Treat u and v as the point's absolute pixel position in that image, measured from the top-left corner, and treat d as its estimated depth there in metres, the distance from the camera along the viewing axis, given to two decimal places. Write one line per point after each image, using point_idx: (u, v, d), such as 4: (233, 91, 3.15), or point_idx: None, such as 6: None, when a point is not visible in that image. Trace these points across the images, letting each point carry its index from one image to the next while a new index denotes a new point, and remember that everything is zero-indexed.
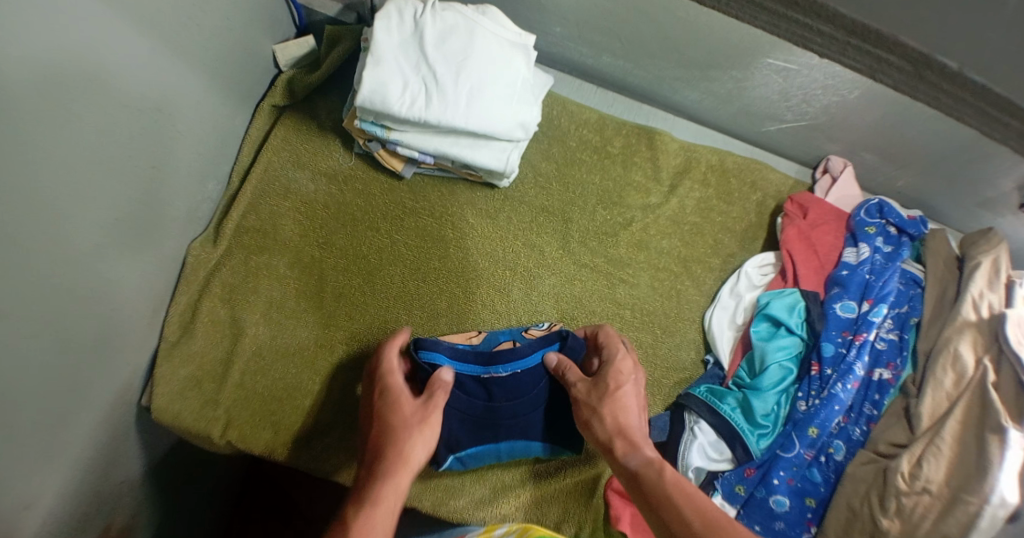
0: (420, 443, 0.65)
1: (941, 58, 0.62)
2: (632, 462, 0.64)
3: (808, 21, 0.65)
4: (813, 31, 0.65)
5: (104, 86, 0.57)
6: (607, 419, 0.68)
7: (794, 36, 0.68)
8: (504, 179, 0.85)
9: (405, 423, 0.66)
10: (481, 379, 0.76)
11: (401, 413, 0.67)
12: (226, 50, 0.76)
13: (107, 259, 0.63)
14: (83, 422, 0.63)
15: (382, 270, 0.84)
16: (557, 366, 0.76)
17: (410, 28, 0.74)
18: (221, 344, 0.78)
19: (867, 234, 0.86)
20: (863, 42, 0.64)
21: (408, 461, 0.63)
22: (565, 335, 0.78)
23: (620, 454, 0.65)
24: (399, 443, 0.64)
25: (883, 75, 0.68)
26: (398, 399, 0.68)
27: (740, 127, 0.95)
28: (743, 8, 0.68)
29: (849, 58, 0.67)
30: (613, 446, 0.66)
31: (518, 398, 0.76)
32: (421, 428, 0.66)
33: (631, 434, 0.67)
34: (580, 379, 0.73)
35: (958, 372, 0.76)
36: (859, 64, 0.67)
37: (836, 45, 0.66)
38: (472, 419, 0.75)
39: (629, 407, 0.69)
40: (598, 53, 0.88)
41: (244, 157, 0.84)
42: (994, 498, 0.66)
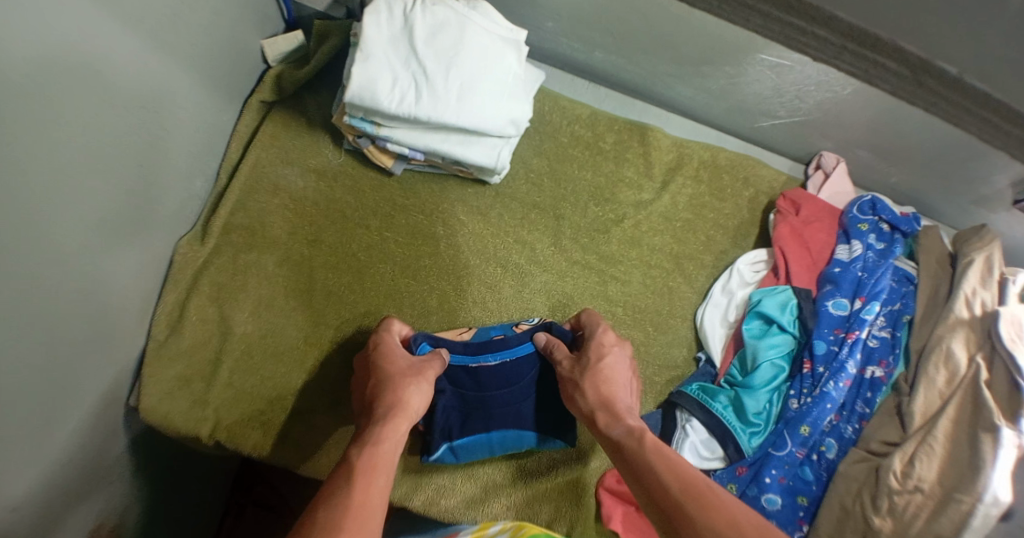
0: (417, 393, 0.67)
1: (940, 64, 0.65)
2: (615, 432, 0.64)
3: (805, 25, 0.67)
4: (808, 36, 0.68)
5: (90, 84, 0.56)
6: (590, 392, 0.69)
7: (788, 39, 0.69)
8: (496, 176, 0.84)
9: (403, 374, 0.68)
10: (470, 369, 0.77)
11: (397, 366, 0.69)
12: (214, 46, 0.75)
13: (93, 259, 0.62)
14: (71, 424, 0.63)
15: (372, 268, 0.83)
16: (547, 344, 0.77)
17: (400, 24, 0.73)
18: (210, 343, 0.77)
19: (860, 231, 0.86)
20: (860, 47, 0.67)
21: (407, 408, 0.65)
22: (549, 325, 0.79)
23: (603, 425, 0.66)
24: (398, 389, 0.66)
25: (879, 82, 0.71)
26: (394, 354, 0.71)
27: (733, 123, 0.94)
28: (738, 11, 0.69)
29: (843, 62, 0.70)
30: (596, 418, 0.67)
31: (512, 385, 0.77)
32: (418, 380, 0.68)
33: (617, 405, 0.68)
34: (565, 355, 0.74)
35: (950, 370, 0.75)
36: (855, 68, 0.70)
37: (831, 50, 0.68)
38: (464, 408, 0.76)
39: (614, 379, 0.71)
40: (590, 48, 0.87)
41: (233, 154, 0.83)
42: (988, 497, 0.65)
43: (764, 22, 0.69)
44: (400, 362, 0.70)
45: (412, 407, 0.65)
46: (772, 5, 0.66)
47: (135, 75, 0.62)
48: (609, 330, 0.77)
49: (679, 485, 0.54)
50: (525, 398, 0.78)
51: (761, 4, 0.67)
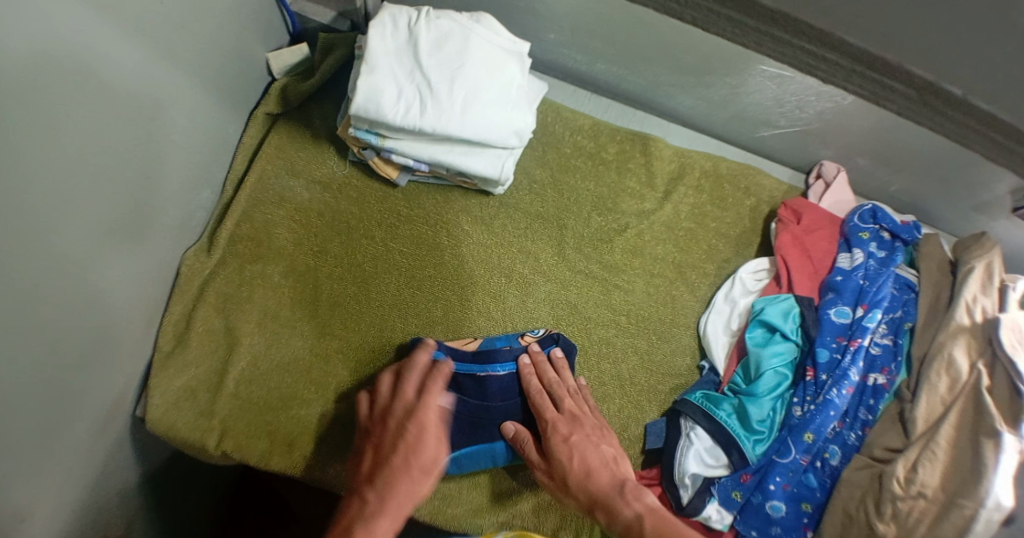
0: (417, 482, 0.63)
1: (946, 85, 0.65)
2: (628, 511, 0.63)
3: (815, 49, 0.68)
4: (819, 58, 0.70)
5: (92, 95, 0.57)
6: (576, 463, 0.69)
7: (800, 63, 0.71)
8: (499, 186, 0.85)
9: (412, 463, 0.64)
10: (478, 377, 0.78)
11: (413, 455, 0.65)
12: (220, 59, 0.76)
13: (100, 271, 0.63)
14: (78, 433, 0.64)
15: (377, 278, 0.83)
16: (512, 439, 0.74)
17: (405, 36, 0.74)
18: (216, 354, 0.77)
19: (861, 240, 0.87)
20: (869, 72, 0.69)
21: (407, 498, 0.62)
22: (558, 339, 0.82)
23: (616, 503, 0.64)
24: (405, 481, 0.63)
25: (888, 102, 0.73)
26: (418, 428, 0.66)
27: (734, 133, 0.95)
28: (749, 36, 0.71)
29: (852, 83, 0.72)
30: (602, 497, 0.66)
31: (514, 398, 0.78)
32: (424, 473, 0.64)
33: (606, 494, 0.66)
34: (535, 455, 0.71)
35: (952, 376, 0.76)
36: (865, 91, 0.72)
37: (841, 72, 0.70)
38: (467, 418, 0.76)
39: (590, 462, 0.68)
40: (592, 60, 0.88)
41: (239, 166, 0.84)
42: (989, 501, 0.67)
43: (776, 45, 0.70)
44: (418, 450, 0.65)
45: (405, 498, 0.62)
46: (784, 31, 0.68)
47: (136, 83, 0.63)
48: (585, 403, 0.76)
49: None
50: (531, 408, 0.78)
51: (773, 29, 0.69)
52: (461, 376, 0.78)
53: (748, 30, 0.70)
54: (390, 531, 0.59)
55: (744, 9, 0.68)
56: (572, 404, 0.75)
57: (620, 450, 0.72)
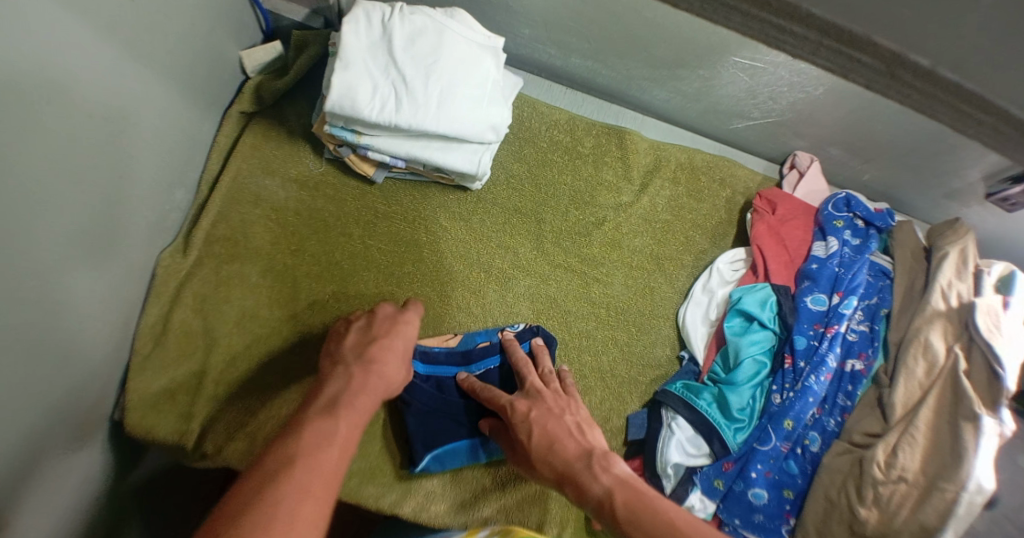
0: (402, 368, 0.67)
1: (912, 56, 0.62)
2: (596, 485, 0.59)
3: (780, 23, 0.60)
4: (785, 33, 0.61)
5: (65, 96, 0.57)
6: (536, 435, 0.66)
7: (764, 37, 0.63)
8: (477, 182, 0.86)
9: (397, 352, 0.67)
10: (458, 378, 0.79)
11: (396, 344, 0.68)
12: (191, 58, 0.76)
13: (73, 273, 0.63)
14: (51, 436, 0.63)
15: (356, 276, 0.83)
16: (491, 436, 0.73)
17: (378, 32, 0.75)
18: (194, 355, 0.76)
19: (836, 228, 0.88)
20: (837, 44, 0.61)
21: (386, 384, 0.64)
22: (536, 331, 0.82)
23: (583, 476, 0.60)
24: (386, 364, 0.65)
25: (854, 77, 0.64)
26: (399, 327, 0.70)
27: (707, 125, 0.96)
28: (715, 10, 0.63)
29: (819, 59, 0.63)
30: (570, 471, 0.62)
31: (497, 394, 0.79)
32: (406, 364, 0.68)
33: (571, 466, 0.62)
34: (507, 449, 0.70)
35: (929, 360, 0.77)
36: (830, 65, 0.63)
37: (807, 46, 0.62)
38: (446, 416, 0.77)
39: (552, 435, 0.66)
40: (566, 54, 0.89)
41: (212, 166, 0.84)
42: (971, 485, 0.66)
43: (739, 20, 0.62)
44: (402, 338, 0.69)
45: (388, 378, 0.64)
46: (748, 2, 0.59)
47: (106, 85, 0.62)
48: (552, 381, 0.74)
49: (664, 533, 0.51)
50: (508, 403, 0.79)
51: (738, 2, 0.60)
52: (442, 377, 0.79)
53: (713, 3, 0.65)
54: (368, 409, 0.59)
55: None
56: (535, 380, 0.73)
57: (588, 420, 0.69)
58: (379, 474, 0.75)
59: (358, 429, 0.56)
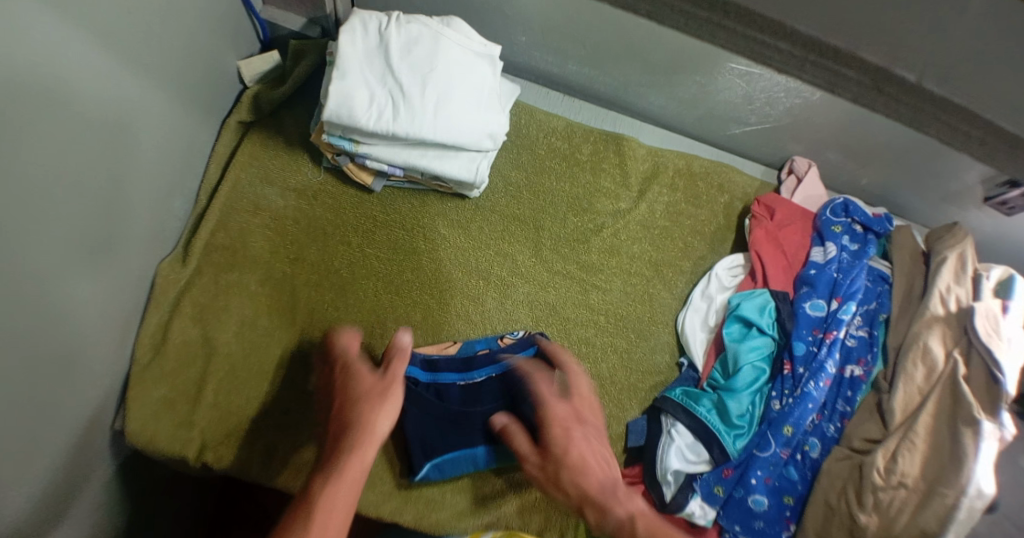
0: (389, 411, 0.66)
1: (899, 71, 0.59)
2: (617, 516, 0.62)
3: (765, 39, 0.58)
4: (768, 47, 0.59)
5: (64, 106, 0.58)
6: (577, 453, 0.67)
7: (754, 57, 0.61)
8: (475, 189, 0.86)
9: (371, 394, 0.67)
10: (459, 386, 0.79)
11: (366, 385, 0.68)
12: (189, 67, 0.76)
13: (73, 281, 0.63)
14: (52, 447, 0.63)
15: (354, 284, 0.83)
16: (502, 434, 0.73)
17: (375, 41, 0.75)
18: (194, 364, 0.76)
19: (834, 233, 0.88)
20: (819, 59, 0.58)
21: (371, 432, 0.63)
22: (538, 339, 0.81)
23: (603, 507, 0.63)
24: (364, 413, 0.65)
25: (840, 90, 0.61)
26: (359, 371, 0.70)
27: (705, 131, 0.97)
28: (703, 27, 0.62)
29: (806, 73, 0.60)
30: (591, 499, 0.64)
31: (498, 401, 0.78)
32: (384, 398, 0.67)
33: (599, 492, 0.64)
34: (525, 449, 0.69)
35: (928, 365, 0.77)
36: (817, 80, 0.60)
37: (793, 62, 0.59)
38: (446, 421, 0.77)
39: (589, 457, 0.67)
40: (563, 61, 0.89)
41: (211, 175, 0.84)
42: (971, 490, 0.67)
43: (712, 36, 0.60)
44: (369, 379, 0.69)
45: (377, 429, 0.64)
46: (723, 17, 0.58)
47: (105, 96, 0.63)
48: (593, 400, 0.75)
49: None
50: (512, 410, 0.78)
51: (727, 20, 0.59)
52: (443, 384, 0.79)
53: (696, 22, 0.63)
54: (361, 470, 0.60)
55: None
56: (587, 399, 0.73)
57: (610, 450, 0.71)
58: (379, 484, 0.75)
59: (355, 497, 0.57)
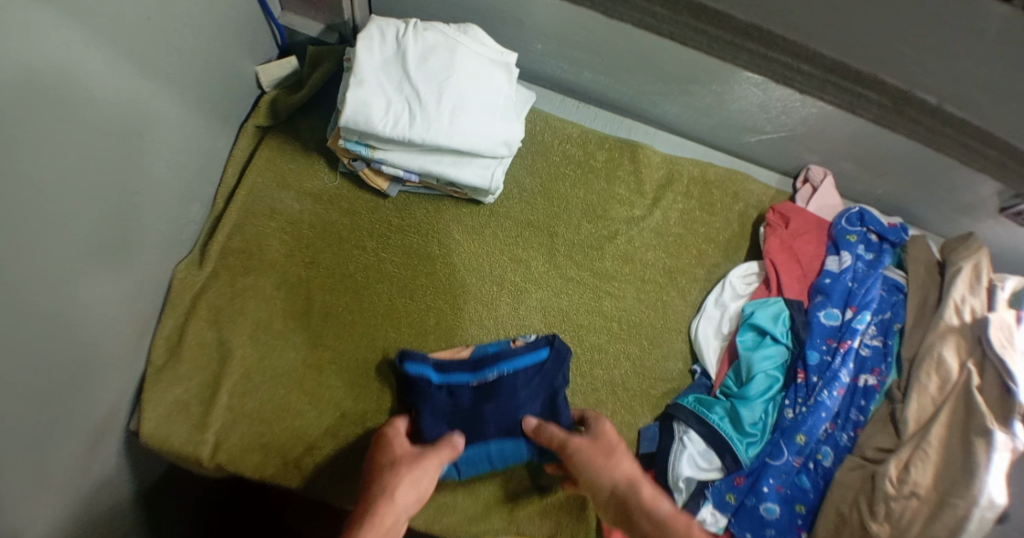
0: (417, 485, 0.64)
1: (918, 93, 0.70)
2: (658, 511, 0.61)
3: (789, 61, 0.71)
4: (794, 70, 0.72)
5: (84, 115, 0.58)
6: (623, 455, 0.68)
7: (774, 74, 0.74)
8: (489, 195, 0.86)
9: (397, 463, 0.66)
10: (471, 386, 0.77)
11: (394, 456, 0.67)
12: (208, 73, 0.76)
13: (90, 285, 0.64)
14: (69, 447, 0.64)
15: (369, 289, 0.84)
16: (534, 434, 0.74)
17: (392, 48, 0.75)
18: (209, 367, 0.77)
19: (850, 242, 0.87)
20: (842, 80, 0.71)
21: (393, 500, 0.61)
22: (552, 339, 0.81)
23: (648, 499, 0.62)
24: (386, 479, 0.63)
25: (861, 111, 0.75)
26: (390, 444, 0.69)
27: (720, 139, 0.97)
28: (726, 49, 0.73)
29: (826, 94, 0.74)
30: (633, 493, 0.63)
31: (509, 396, 0.77)
32: (412, 470, 0.65)
33: (639, 485, 0.64)
34: (559, 434, 0.71)
35: (942, 376, 0.77)
36: (839, 99, 0.74)
37: (815, 83, 0.73)
38: (460, 417, 0.77)
39: (627, 458, 0.68)
40: (579, 69, 0.89)
41: (230, 180, 0.85)
42: (982, 500, 0.67)
43: (750, 60, 0.73)
44: (396, 451, 0.68)
45: (402, 499, 0.62)
46: (757, 44, 0.71)
47: (123, 102, 0.63)
48: None
49: None
50: (524, 407, 0.78)
51: (747, 42, 0.71)
52: (455, 385, 0.77)
53: (724, 45, 0.73)
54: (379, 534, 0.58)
55: (717, 22, 0.70)
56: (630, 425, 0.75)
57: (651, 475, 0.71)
58: None
59: None
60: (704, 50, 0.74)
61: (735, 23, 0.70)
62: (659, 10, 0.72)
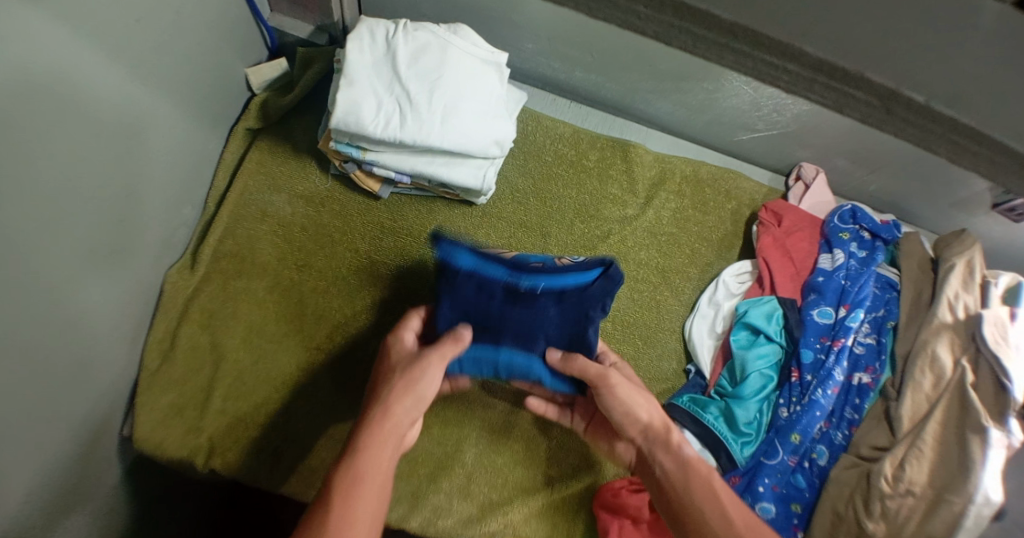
0: (420, 396, 0.60)
1: (907, 91, 0.70)
2: (686, 452, 0.62)
3: (775, 60, 0.71)
4: (779, 69, 0.72)
5: (78, 119, 0.58)
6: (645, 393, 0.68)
7: (760, 73, 0.74)
8: (481, 197, 0.86)
9: (397, 372, 0.62)
10: (501, 283, 0.68)
11: (396, 364, 0.63)
12: (198, 75, 0.76)
13: (84, 290, 0.63)
14: (62, 453, 0.63)
15: (362, 291, 0.84)
16: (561, 367, 0.69)
17: (383, 49, 0.75)
18: (202, 371, 0.76)
19: (841, 240, 0.88)
20: (829, 80, 0.72)
21: (395, 411, 0.58)
22: (607, 264, 0.69)
23: (678, 440, 0.63)
24: (388, 389, 0.60)
25: (850, 110, 0.76)
26: (393, 353, 0.65)
27: (712, 138, 0.97)
28: (710, 50, 0.73)
29: (814, 93, 0.75)
30: (664, 433, 0.64)
31: (536, 308, 0.69)
32: (412, 376, 0.61)
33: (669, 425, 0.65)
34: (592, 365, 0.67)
35: (936, 373, 0.77)
36: (826, 99, 0.75)
37: (803, 82, 0.73)
38: (475, 321, 0.69)
39: (649, 397, 0.67)
40: (570, 68, 0.89)
41: (220, 183, 0.84)
42: (978, 497, 0.67)
43: (738, 59, 0.73)
44: (398, 360, 0.64)
45: (406, 414, 0.59)
46: (744, 44, 0.70)
47: (114, 103, 0.63)
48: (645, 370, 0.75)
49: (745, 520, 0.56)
50: (549, 324, 0.70)
51: (733, 43, 0.71)
52: (485, 279, 0.69)
53: (709, 45, 0.73)
54: (388, 453, 0.56)
55: (703, 23, 0.70)
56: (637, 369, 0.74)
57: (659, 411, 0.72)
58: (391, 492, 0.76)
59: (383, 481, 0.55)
60: (688, 51, 0.75)
61: (719, 24, 0.69)
62: (642, 10, 0.72)
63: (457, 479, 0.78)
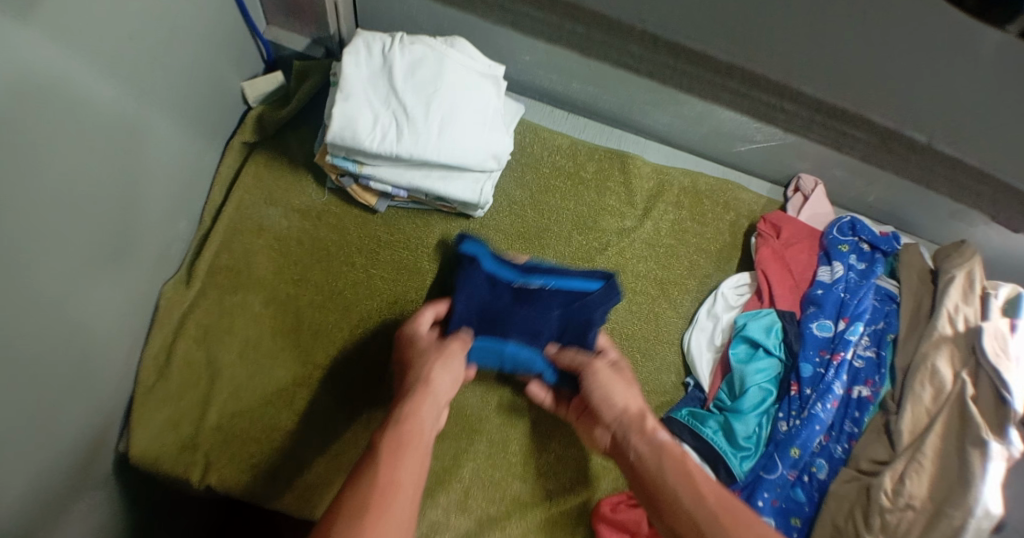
0: (450, 374, 0.65)
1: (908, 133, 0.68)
2: (660, 437, 0.64)
3: (774, 100, 0.69)
4: (778, 107, 0.71)
5: (74, 137, 0.58)
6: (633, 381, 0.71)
7: (759, 109, 0.73)
8: (479, 209, 0.85)
9: (426, 352, 0.67)
10: (514, 284, 0.77)
11: (423, 346, 0.69)
12: (193, 90, 0.76)
13: (80, 307, 0.63)
14: (57, 471, 0.63)
15: (358, 304, 0.83)
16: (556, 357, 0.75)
17: (379, 62, 0.75)
18: (198, 386, 0.76)
19: (841, 252, 0.87)
20: (829, 119, 0.70)
21: (432, 386, 0.63)
22: (610, 276, 0.79)
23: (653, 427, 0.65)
24: (423, 367, 0.65)
25: (850, 144, 0.76)
26: (416, 336, 0.70)
27: (710, 149, 0.96)
28: (703, 89, 0.73)
29: (812, 130, 0.74)
30: (647, 417, 0.66)
31: (542, 307, 0.76)
32: (443, 357, 0.66)
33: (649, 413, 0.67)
34: (581, 355, 0.73)
35: (936, 386, 0.76)
36: (824, 136, 0.74)
37: (802, 118, 0.72)
38: (485, 315, 0.74)
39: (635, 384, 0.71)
40: (567, 80, 0.89)
41: (216, 197, 0.84)
42: (979, 510, 0.67)
43: (733, 94, 0.72)
44: (422, 343, 0.70)
45: (440, 388, 0.63)
46: (740, 83, 0.68)
47: (109, 119, 0.62)
48: None
49: (716, 498, 0.58)
50: (553, 323, 0.76)
51: (728, 82, 0.68)
52: (501, 280, 0.77)
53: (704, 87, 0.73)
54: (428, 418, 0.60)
55: (698, 63, 0.67)
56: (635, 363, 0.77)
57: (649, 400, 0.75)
58: None
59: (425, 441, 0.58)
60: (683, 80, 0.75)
61: (715, 65, 0.66)
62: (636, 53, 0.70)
63: (455, 493, 0.78)
